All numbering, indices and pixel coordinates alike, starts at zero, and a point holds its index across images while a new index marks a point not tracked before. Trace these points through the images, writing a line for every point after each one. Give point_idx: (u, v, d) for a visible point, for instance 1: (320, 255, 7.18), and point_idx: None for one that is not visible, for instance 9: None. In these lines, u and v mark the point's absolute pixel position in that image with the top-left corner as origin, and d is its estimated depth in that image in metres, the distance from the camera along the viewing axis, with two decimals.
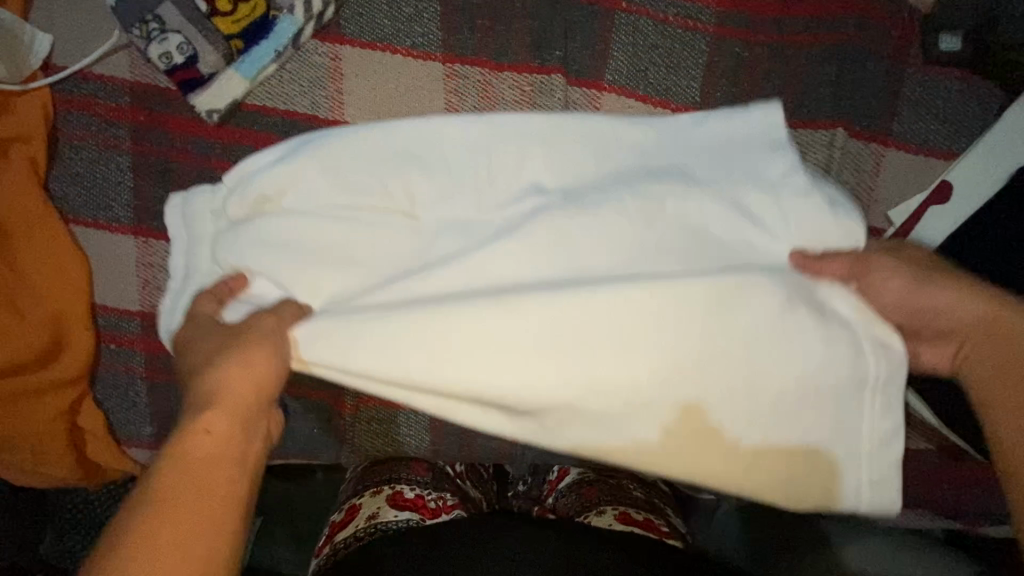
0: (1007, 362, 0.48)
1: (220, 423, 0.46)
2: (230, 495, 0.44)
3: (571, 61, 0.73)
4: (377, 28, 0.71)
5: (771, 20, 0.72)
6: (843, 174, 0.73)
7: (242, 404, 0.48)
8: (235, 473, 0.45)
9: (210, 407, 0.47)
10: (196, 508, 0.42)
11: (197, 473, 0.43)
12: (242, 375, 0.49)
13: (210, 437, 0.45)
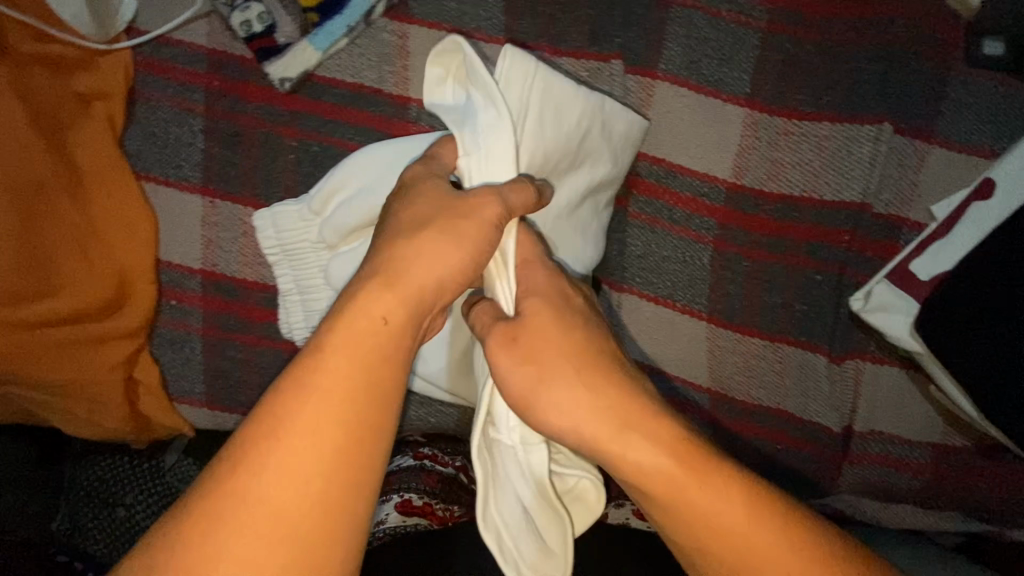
0: (697, 510, 0.49)
1: (391, 313, 0.47)
2: (385, 376, 0.45)
3: (628, 48, 0.75)
4: (443, 9, 0.74)
5: (823, 19, 0.75)
6: (889, 169, 0.75)
7: (412, 291, 0.48)
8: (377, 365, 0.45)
9: (385, 288, 0.48)
10: (351, 383, 0.44)
11: (346, 357, 0.44)
12: (434, 260, 0.49)
13: (370, 329, 0.46)
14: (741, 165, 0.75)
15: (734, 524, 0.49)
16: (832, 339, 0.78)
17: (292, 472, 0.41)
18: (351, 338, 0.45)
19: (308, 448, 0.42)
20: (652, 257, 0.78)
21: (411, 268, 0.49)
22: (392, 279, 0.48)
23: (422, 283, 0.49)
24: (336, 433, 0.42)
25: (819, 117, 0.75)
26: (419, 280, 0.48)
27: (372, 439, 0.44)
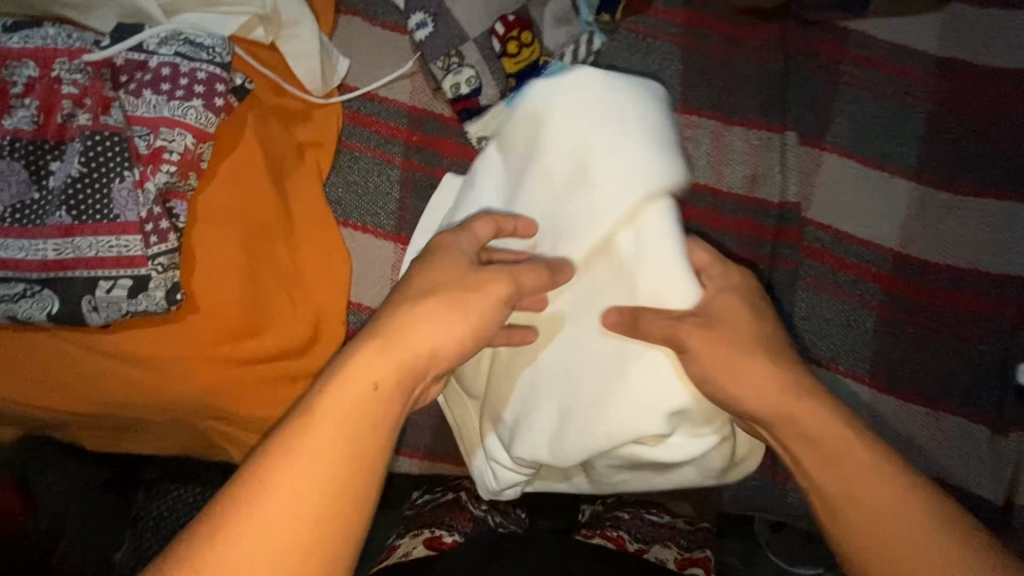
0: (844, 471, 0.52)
1: (383, 373, 0.45)
2: (377, 446, 0.44)
3: (799, 121, 0.80)
4: (626, 80, 0.80)
5: (986, 104, 0.79)
6: None
7: (410, 371, 0.47)
8: (368, 418, 0.44)
9: (381, 351, 0.46)
10: (338, 448, 0.42)
11: (337, 415, 0.43)
12: (425, 337, 0.48)
13: (358, 394, 0.44)
14: (906, 236, 0.78)
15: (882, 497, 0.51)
16: (1003, 412, 0.76)
17: (280, 541, 0.39)
18: (356, 400, 0.44)
19: (303, 512, 0.40)
20: (816, 319, 0.79)
21: (408, 331, 0.48)
22: (391, 341, 0.47)
23: (416, 355, 0.47)
24: (319, 502, 0.40)
25: (980, 193, 0.78)
26: (421, 344, 0.48)
27: (363, 502, 0.42)
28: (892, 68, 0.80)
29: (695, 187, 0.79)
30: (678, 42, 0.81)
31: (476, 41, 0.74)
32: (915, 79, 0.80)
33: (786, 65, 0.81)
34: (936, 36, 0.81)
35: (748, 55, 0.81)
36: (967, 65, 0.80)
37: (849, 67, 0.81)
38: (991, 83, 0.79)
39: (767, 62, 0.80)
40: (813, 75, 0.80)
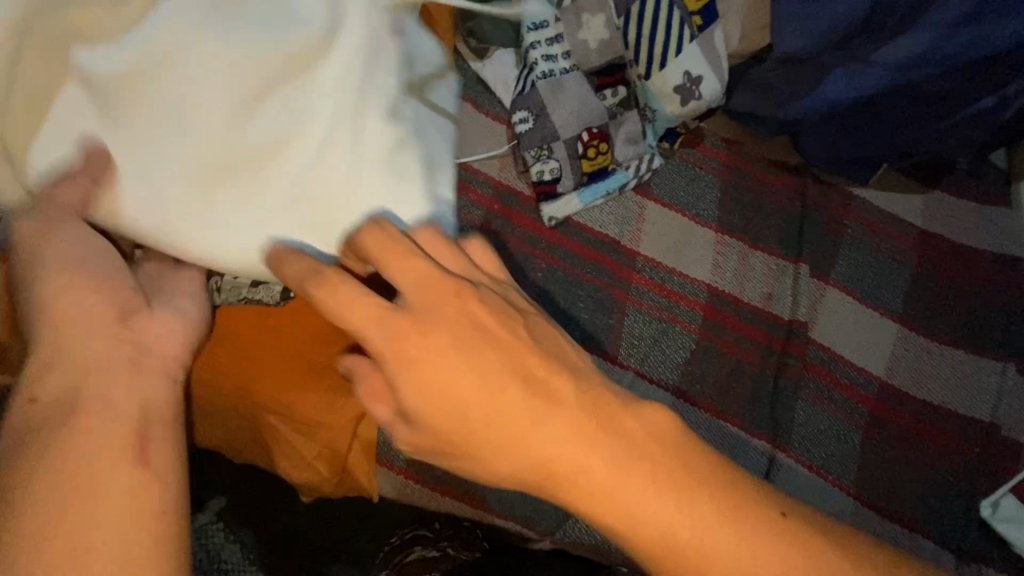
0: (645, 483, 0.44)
1: (78, 374, 0.44)
2: (131, 448, 0.43)
3: (811, 256, 0.95)
4: (674, 196, 0.96)
5: (956, 272, 0.97)
6: (1011, 401, 0.91)
7: (108, 400, 0.44)
8: (104, 403, 0.44)
9: (58, 356, 0.44)
10: (84, 432, 0.42)
11: (59, 430, 0.42)
12: (121, 388, 0.45)
13: (69, 391, 0.44)
14: (891, 369, 0.92)
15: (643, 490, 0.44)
16: (965, 542, 0.86)
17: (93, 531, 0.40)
18: (58, 434, 0.42)
19: (84, 494, 0.41)
20: (812, 426, 0.89)
21: (80, 326, 0.45)
22: (63, 346, 0.45)
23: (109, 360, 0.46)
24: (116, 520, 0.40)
25: (953, 344, 0.93)
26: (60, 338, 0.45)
27: (153, 518, 0.42)
28: (886, 229, 0.99)
29: (720, 293, 0.92)
30: (719, 175, 0.98)
31: (565, 142, 0.89)
32: (904, 243, 0.98)
33: (804, 210, 0.98)
34: (921, 212, 1.00)
35: (773, 196, 0.98)
36: (944, 239, 0.99)
37: (853, 221, 0.99)
38: (961, 257, 0.98)
39: (790, 205, 0.98)
40: (824, 222, 0.98)
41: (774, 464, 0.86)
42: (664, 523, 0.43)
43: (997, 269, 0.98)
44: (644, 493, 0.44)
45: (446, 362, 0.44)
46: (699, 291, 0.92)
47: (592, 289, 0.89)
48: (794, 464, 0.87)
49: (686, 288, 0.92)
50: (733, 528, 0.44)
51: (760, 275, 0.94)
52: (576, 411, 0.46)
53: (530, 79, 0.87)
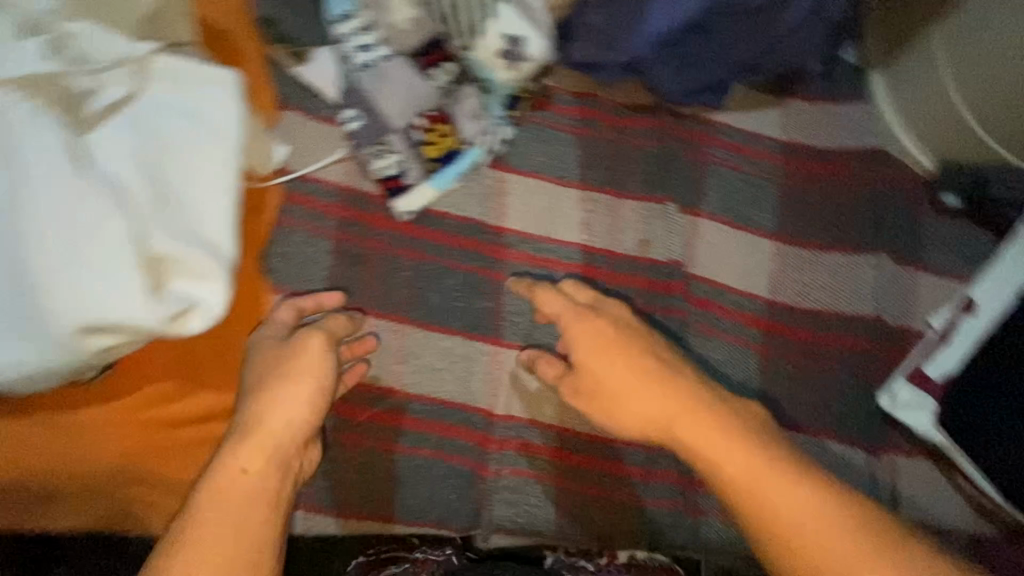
0: (738, 454, 0.64)
1: (250, 462, 0.63)
2: (256, 512, 0.60)
3: (676, 193, 0.95)
4: (533, 161, 0.93)
5: (819, 176, 0.98)
6: (890, 290, 0.93)
7: (253, 482, 0.62)
8: (254, 495, 0.61)
9: (250, 442, 0.64)
10: (237, 510, 0.60)
11: (218, 497, 0.60)
12: (257, 480, 0.62)
13: (233, 481, 0.61)
14: (775, 287, 0.92)
15: (790, 474, 0.61)
16: (867, 435, 0.90)
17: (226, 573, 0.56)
18: (215, 491, 0.60)
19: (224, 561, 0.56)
20: (709, 361, 0.89)
21: (265, 417, 0.66)
22: (252, 434, 0.64)
23: (279, 441, 0.65)
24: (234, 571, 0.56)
25: (830, 249, 0.94)
26: (271, 424, 0.66)
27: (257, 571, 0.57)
28: (749, 149, 0.99)
29: (595, 250, 0.91)
30: (575, 131, 0.97)
31: (400, 131, 0.84)
32: (767, 159, 0.98)
33: (665, 148, 0.98)
34: (780, 126, 1.01)
35: (633, 142, 0.97)
36: (805, 148, 1.00)
37: (715, 148, 0.98)
38: (822, 161, 0.99)
39: (650, 146, 0.97)
40: (685, 156, 0.97)
41: None
42: (773, 503, 0.60)
43: (860, 164, 0.99)
44: (773, 484, 0.61)
45: (644, 399, 0.72)
46: (573, 253, 0.91)
47: (465, 277, 0.87)
48: None
49: (560, 253, 0.91)
50: (839, 522, 0.58)
51: (630, 224, 0.93)
52: (682, 383, 0.72)
53: (348, 75, 0.85)
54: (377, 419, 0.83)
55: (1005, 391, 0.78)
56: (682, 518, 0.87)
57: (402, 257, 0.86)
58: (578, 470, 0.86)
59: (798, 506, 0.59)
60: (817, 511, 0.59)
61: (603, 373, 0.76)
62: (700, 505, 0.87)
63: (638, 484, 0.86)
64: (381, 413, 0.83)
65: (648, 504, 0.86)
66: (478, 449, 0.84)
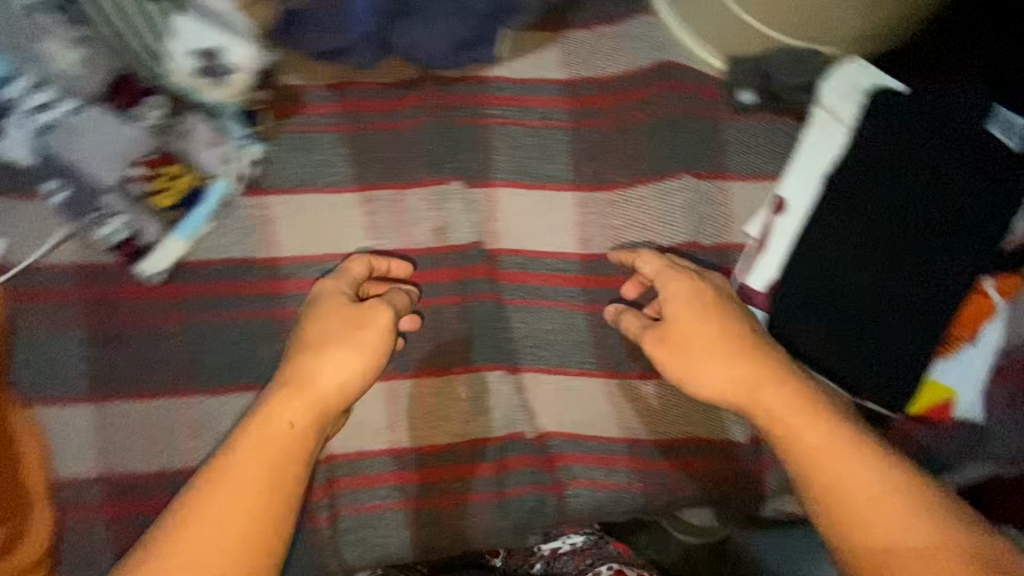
0: (821, 432, 0.65)
1: (299, 416, 0.67)
2: (288, 451, 0.65)
3: (461, 168, 0.87)
4: (293, 176, 0.83)
5: (611, 107, 0.90)
6: (705, 209, 0.87)
7: (272, 434, 0.65)
8: (289, 443, 0.65)
9: (293, 398, 0.68)
10: (258, 470, 0.62)
11: (261, 445, 0.64)
12: (296, 412, 0.67)
13: (290, 433, 0.65)
14: (585, 238, 0.87)
15: (852, 455, 0.63)
16: None
17: (225, 532, 0.59)
18: (204, 476, 0.62)
19: (230, 530, 0.59)
20: (536, 336, 0.86)
21: (317, 376, 0.69)
22: (302, 384, 0.69)
23: (327, 388, 0.69)
24: (236, 536, 0.59)
25: (635, 183, 0.88)
26: (324, 386, 0.69)
27: (266, 526, 0.60)
28: (530, 98, 0.90)
29: (386, 254, 0.83)
30: (337, 128, 0.86)
31: (117, 188, 0.74)
32: (552, 104, 0.90)
33: (440, 122, 0.88)
34: (560, 63, 0.92)
35: (404, 124, 0.88)
36: (591, 82, 0.91)
37: (495, 108, 0.89)
38: (612, 90, 0.91)
39: (423, 123, 0.88)
40: (464, 125, 0.88)
41: (516, 389, 0.86)
42: (848, 481, 0.62)
43: (653, 80, 0.91)
44: (840, 470, 0.63)
45: (711, 366, 0.73)
46: (361, 263, 0.82)
47: (247, 325, 0.78)
48: (534, 376, 0.86)
49: (347, 268, 0.82)
50: (895, 506, 0.60)
51: (418, 215, 0.85)
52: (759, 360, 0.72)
53: (38, 143, 0.74)
54: (350, 484, 0.81)
55: (804, 284, 0.82)
56: (548, 499, 0.85)
57: (166, 322, 0.76)
58: (425, 487, 0.81)
59: (874, 490, 0.61)
60: (891, 483, 0.61)
61: (676, 334, 0.75)
62: (562, 479, 0.86)
63: (493, 480, 0.83)
64: (347, 477, 0.81)
65: (507, 496, 0.83)
66: (315, 497, 0.80)
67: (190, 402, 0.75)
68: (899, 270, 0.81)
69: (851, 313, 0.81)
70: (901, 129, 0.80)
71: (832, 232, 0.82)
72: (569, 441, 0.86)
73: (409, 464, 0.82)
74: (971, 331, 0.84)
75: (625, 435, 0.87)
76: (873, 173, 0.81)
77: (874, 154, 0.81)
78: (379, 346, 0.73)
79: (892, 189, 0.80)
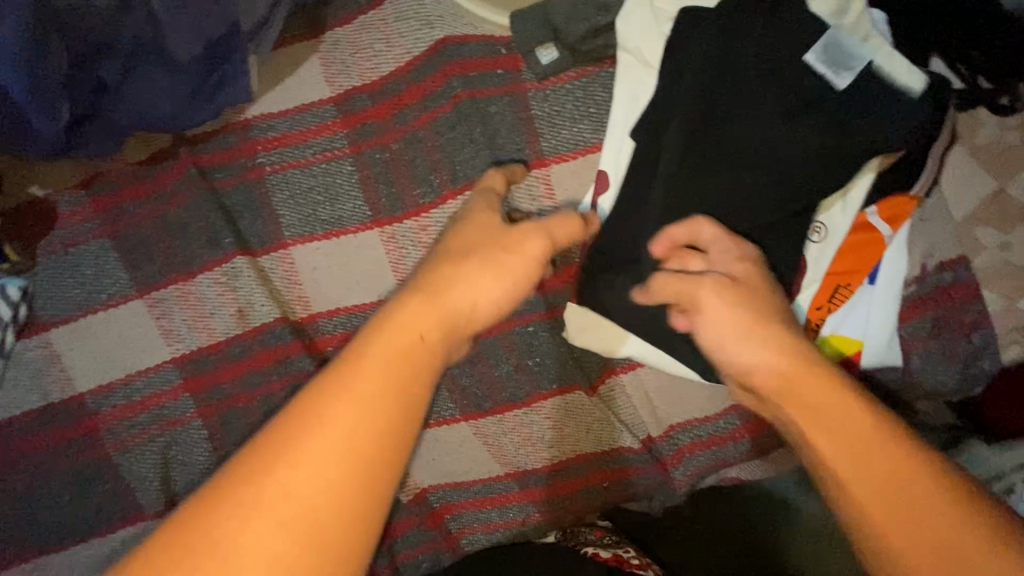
0: (867, 440, 0.46)
1: (432, 331, 0.45)
2: (416, 369, 0.43)
3: (246, 237, 0.77)
4: (69, 300, 0.75)
5: (393, 115, 0.77)
6: (526, 206, 0.75)
7: (410, 341, 0.43)
8: (412, 354, 0.43)
9: (425, 307, 0.46)
10: (386, 384, 0.41)
11: (388, 353, 0.42)
12: (417, 321, 0.45)
13: (411, 337, 0.44)
14: (404, 277, 0.76)
15: (899, 469, 0.44)
16: (580, 373, 0.77)
17: (323, 470, 0.38)
18: (326, 384, 0.41)
19: (311, 480, 0.38)
20: None
21: (451, 292, 0.48)
22: (430, 297, 0.47)
23: (456, 307, 0.47)
24: (330, 481, 0.38)
25: (442, 200, 0.75)
26: (461, 299, 0.48)
27: (368, 495, 0.39)
28: (301, 131, 0.77)
29: (190, 356, 0.76)
30: (103, 231, 0.77)
31: None
32: (327, 130, 0.77)
33: (210, 189, 0.78)
34: (324, 79, 0.78)
35: (173, 204, 0.78)
36: (363, 92, 0.77)
37: (265, 155, 0.78)
38: (389, 94, 0.77)
39: (194, 195, 0.77)
40: (238, 186, 0.78)
41: None
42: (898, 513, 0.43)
43: (433, 68, 0.76)
44: (895, 496, 0.43)
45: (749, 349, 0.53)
46: (170, 374, 0.76)
47: (67, 475, 0.74)
48: None
49: (156, 383, 0.75)
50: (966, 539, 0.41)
51: (216, 302, 0.76)
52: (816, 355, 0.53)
53: None
54: (463, 507, 0.80)
55: None
56: (445, 553, 0.81)
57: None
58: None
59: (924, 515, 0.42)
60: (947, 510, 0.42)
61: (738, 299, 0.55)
62: (456, 530, 0.81)
63: (380, 554, 0.79)
64: (457, 500, 0.80)
65: (401, 563, 0.80)
66: None
67: (39, 563, 0.74)
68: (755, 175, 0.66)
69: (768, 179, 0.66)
70: (735, 43, 0.65)
71: (653, 176, 0.68)
72: (452, 491, 0.80)
73: (501, 489, 0.80)
74: (866, 273, 0.70)
75: (510, 471, 0.79)
76: (702, 94, 0.66)
77: (700, 73, 0.66)
78: (523, 272, 0.52)
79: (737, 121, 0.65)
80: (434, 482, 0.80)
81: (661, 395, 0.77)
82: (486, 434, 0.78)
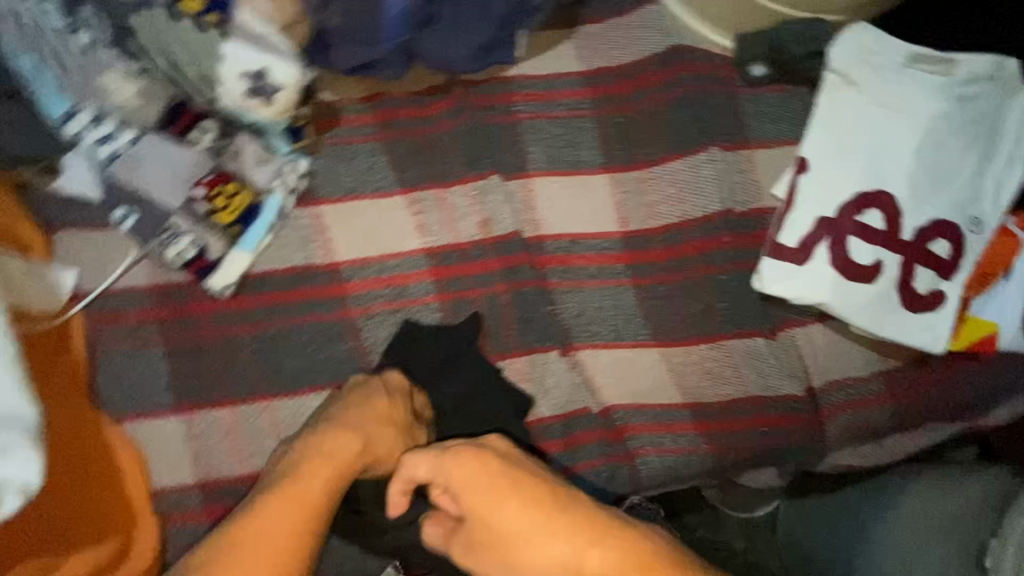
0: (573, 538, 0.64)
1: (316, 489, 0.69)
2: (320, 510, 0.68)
3: (498, 163, 0.92)
4: (344, 185, 0.88)
5: (631, 92, 0.95)
6: (732, 177, 0.92)
7: (303, 501, 0.68)
8: (304, 507, 0.67)
9: (309, 475, 0.69)
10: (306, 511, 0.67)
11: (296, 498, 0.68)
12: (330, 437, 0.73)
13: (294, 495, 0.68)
14: (624, 216, 0.91)
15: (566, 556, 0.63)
16: (760, 319, 0.90)
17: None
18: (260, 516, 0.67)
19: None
20: (588, 312, 0.90)
21: (329, 454, 0.71)
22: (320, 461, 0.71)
23: (341, 459, 0.71)
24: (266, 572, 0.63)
25: (664, 159, 0.92)
26: (323, 453, 0.71)
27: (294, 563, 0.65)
28: (554, 92, 0.95)
29: (437, 250, 0.88)
30: (378, 138, 0.91)
31: (182, 211, 0.79)
32: (576, 94, 0.95)
33: (473, 123, 0.93)
34: (577, 57, 0.97)
35: (439, 128, 0.93)
36: (609, 71, 0.96)
37: (522, 105, 0.94)
38: (630, 76, 0.96)
39: (456, 125, 0.93)
40: (496, 124, 0.93)
41: (560, 349, 0.89)
42: None
43: (668, 64, 0.96)
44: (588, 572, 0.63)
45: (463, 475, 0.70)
46: (416, 261, 0.87)
47: (314, 328, 0.82)
48: (588, 350, 0.89)
49: (403, 264, 0.87)
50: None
51: (465, 205, 0.90)
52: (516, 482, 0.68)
53: (98, 169, 0.77)
54: (640, 429, 0.89)
55: (850, 228, 0.85)
56: (620, 467, 0.88)
57: (238, 328, 0.80)
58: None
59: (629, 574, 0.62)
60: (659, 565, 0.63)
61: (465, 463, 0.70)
62: (631, 448, 0.89)
63: (563, 456, 0.87)
64: (637, 421, 0.89)
65: (579, 470, 0.87)
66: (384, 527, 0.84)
67: (271, 403, 0.79)
68: (908, 150, 0.85)
69: (915, 154, 0.85)
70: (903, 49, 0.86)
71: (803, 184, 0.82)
72: (633, 412, 0.89)
73: (675, 417, 0.90)
74: (1005, 268, 0.87)
75: (685, 402, 0.90)
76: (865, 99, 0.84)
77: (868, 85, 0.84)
78: (397, 426, 0.76)
79: (911, 137, 0.85)
80: (621, 402, 0.89)
81: (826, 350, 0.91)
82: (671, 364, 0.90)
